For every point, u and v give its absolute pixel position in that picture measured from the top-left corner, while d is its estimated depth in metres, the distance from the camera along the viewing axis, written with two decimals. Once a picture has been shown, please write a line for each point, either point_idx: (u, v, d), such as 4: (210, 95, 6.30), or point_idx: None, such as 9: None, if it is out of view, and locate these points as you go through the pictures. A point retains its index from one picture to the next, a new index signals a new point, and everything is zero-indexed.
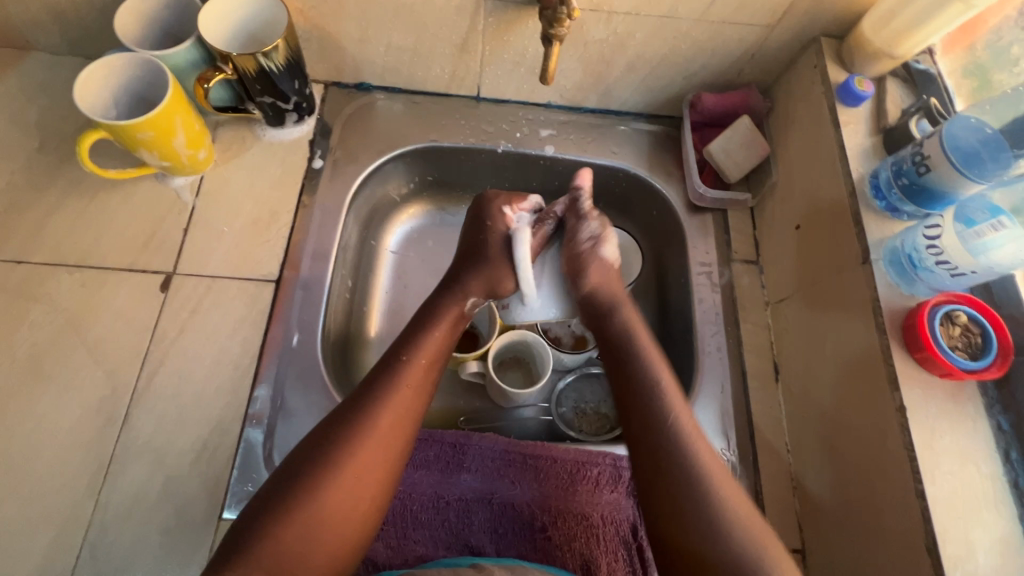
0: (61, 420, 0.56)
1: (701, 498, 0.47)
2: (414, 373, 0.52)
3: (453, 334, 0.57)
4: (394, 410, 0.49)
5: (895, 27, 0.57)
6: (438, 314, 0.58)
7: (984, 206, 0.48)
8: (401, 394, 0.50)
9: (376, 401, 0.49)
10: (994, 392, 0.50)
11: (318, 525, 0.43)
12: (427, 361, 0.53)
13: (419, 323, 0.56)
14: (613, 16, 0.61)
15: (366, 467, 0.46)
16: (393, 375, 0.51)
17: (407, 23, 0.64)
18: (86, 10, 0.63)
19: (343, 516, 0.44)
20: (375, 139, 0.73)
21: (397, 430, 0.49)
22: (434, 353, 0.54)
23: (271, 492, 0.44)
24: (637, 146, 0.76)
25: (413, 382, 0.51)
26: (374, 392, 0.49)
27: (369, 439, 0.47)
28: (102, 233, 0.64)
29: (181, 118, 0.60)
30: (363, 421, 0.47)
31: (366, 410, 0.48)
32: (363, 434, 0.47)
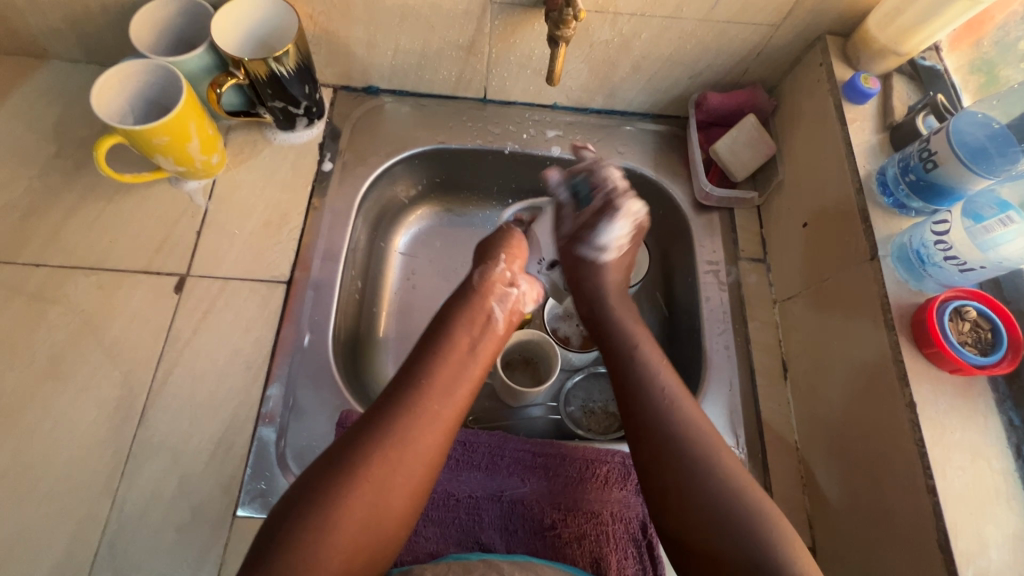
0: (78, 419, 0.57)
1: (697, 462, 0.48)
2: (447, 368, 0.53)
3: (480, 333, 0.57)
4: (426, 405, 0.50)
5: (901, 24, 0.57)
6: (466, 308, 0.58)
7: (992, 202, 0.48)
8: (433, 390, 0.51)
9: (409, 398, 0.50)
10: (1004, 388, 0.50)
11: (352, 518, 0.44)
12: (456, 357, 0.54)
13: (448, 320, 0.57)
14: (619, 18, 0.62)
15: (402, 462, 0.47)
16: (423, 372, 0.52)
17: (415, 27, 0.65)
18: (101, 18, 0.65)
19: (377, 509, 0.45)
20: (383, 141, 0.74)
21: (431, 424, 0.49)
22: (465, 348, 0.55)
23: (304, 488, 0.45)
24: (643, 146, 0.77)
25: (443, 375, 0.52)
26: (405, 390, 0.50)
27: (391, 441, 0.47)
28: (118, 236, 0.65)
29: (195, 124, 0.61)
30: (397, 418, 0.48)
31: (399, 408, 0.49)
32: (395, 430, 0.48)
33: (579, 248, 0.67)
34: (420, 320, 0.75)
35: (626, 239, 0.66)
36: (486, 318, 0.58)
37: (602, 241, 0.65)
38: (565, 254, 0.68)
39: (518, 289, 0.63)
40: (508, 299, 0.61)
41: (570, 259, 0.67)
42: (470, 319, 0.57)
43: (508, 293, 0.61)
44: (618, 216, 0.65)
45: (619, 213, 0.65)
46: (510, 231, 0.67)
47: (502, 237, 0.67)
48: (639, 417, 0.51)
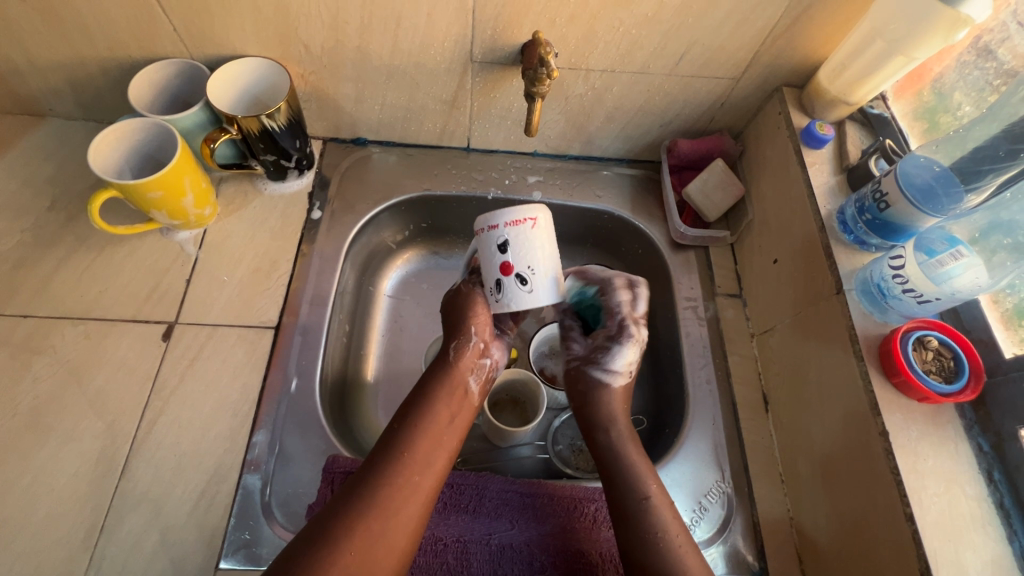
0: (58, 472, 0.56)
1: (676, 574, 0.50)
2: (428, 440, 0.55)
3: (456, 409, 0.58)
4: (405, 477, 0.52)
5: (848, 77, 0.62)
6: (440, 382, 0.59)
7: (943, 237, 0.51)
8: (412, 463, 0.53)
9: (391, 470, 0.52)
10: (971, 414, 0.51)
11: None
12: (435, 428, 0.56)
13: (427, 394, 0.58)
14: (591, 73, 0.67)
15: (381, 535, 0.48)
16: (402, 443, 0.54)
17: (401, 84, 0.69)
18: (101, 79, 0.69)
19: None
20: (370, 189, 0.77)
21: (411, 497, 0.51)
22: (444, 420, 0.57)
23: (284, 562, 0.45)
24: (620, 189, 0.81)
25: (421, 446, 0.54)
26: (384, 463, 0.52)
27: (377, 519, 0.49)
28: (107, 286, 0.66)
29: (189, 178, 0.64)
30: (378, 489, 0.50)
31: (380, 479, 0.51)
32: (373, 503, 0.49)
33: (592, 371, 0.62)
34: (407, 362, 0.76)
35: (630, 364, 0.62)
36: (461, 392, 0.59)
37: (612, 365, 0.61)
38: (575, 381, 0.63)
39: (490, 358, 0.63)
40: (482, 370, 0.62)
41: (576, 384, 0.63)
42: (449, 391, 0.59)
43: (482, 364, 0.62)
44: (624, 344, 0.60)
45: (620, 347, 0.61)
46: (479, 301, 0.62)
47: (464, 305, 0.62)
48: (631, 531, 0.53)
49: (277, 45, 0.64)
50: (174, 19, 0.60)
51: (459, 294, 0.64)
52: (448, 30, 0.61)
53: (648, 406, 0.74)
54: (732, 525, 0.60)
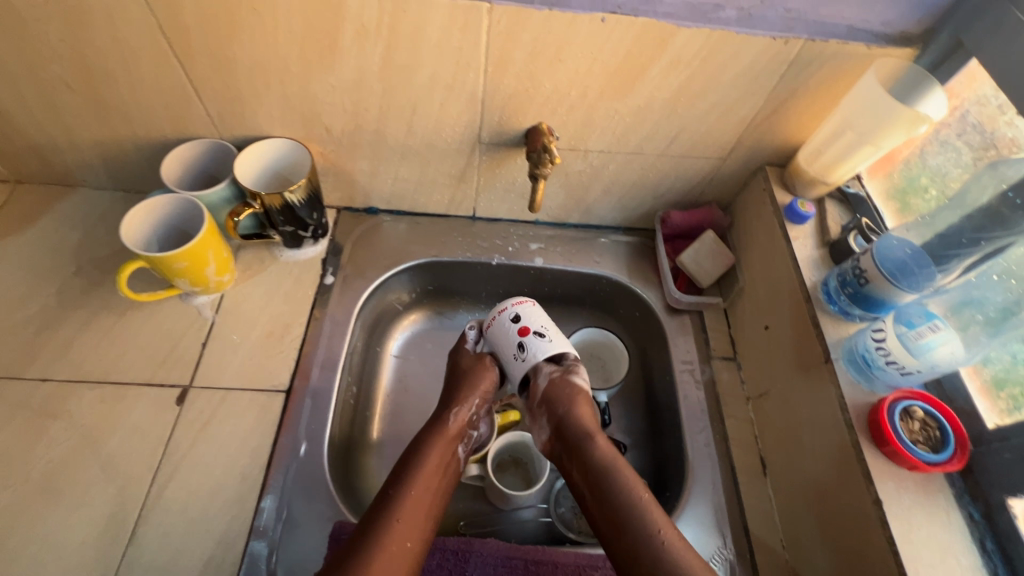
0: (66, 539, 0.56)
1: None
2: (422, 508, 0.58)
3: (445, 475, 0.61)
4: (397, 543, 0.54)
5: (825, 160, 0.67)
6: (435, 446, 0.62)
7: (920, 312, 0.56)
8: (404, 529, 0.55)
9: (384, 535, 0.54)
10: (960, 483, 0.53)
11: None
12: (429, 495, 0.59)
13: (423, 458, 0.61)
14: (589, 153, 0.73)
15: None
16: (399, 505, 0.56)
17: (413, 161, 0.74)
18: (135, 156, 0.74)
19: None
20: (380, 256, 0.82)
21: (401, 562, 0.53)
22: (434, 486, 0.60)
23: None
24: (617, 255, 0.85)
25: (415, 511, 0.57)
26: (376, 528, 0.54)
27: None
28: (126, 350, 0.69)
29: (212, 250, 0.68)
30: (370, 555, 0.52)
31: (373, 544, 0.53)
32: (370, 568, 0.51)
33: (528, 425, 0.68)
34: (412, 423, 0.78)
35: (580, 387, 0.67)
36: (451, 457, 0.63)
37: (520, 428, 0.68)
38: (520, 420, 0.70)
39: (476, 430, 0.68)
40: (469, 440, 0.66)
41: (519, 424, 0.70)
42: (442, 458, 0.62)
43: (470, 435, 0.66)
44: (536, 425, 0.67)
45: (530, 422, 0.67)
46: (488, 368, 0.68)
47: (474, 374, 0.68)
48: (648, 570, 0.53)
49: (301, 127, 0.69)
50: (209, 105, 0.66)
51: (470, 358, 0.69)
52: (459, 116, 0.67)
53: (649, 468, 0.76)
54: None
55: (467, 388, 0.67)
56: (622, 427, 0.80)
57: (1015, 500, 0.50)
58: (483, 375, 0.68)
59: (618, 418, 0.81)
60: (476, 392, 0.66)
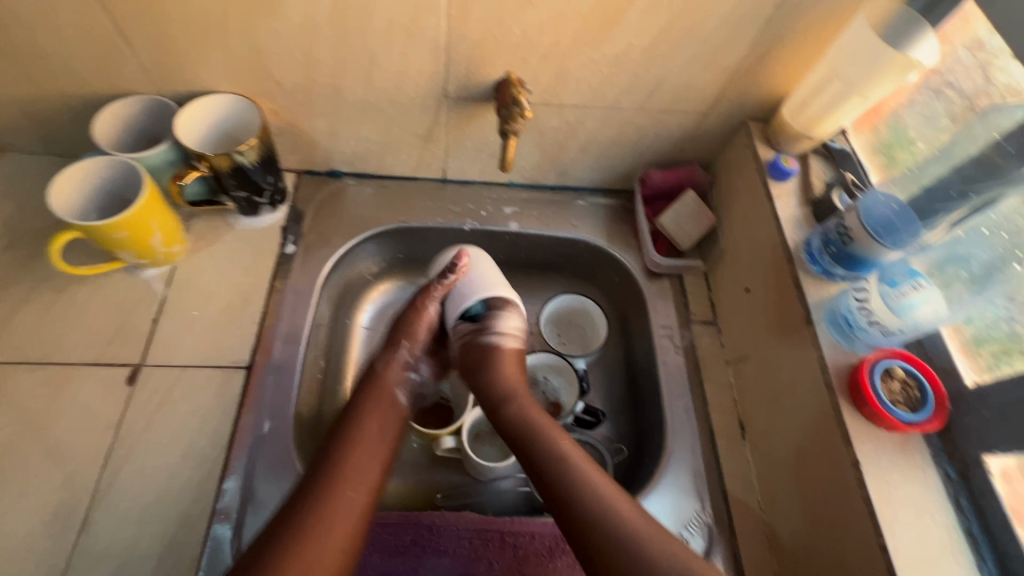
0: (12, 529, 0.53)
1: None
2: (361, 449, 0.56)
3: (387, 417, 0.60)
4: (337, 489, 0.52)
5: (811, 113, 0.64)
6: (368, 392, 0.62)
7: (904, 271, 0.55)
8: (342, 474, 0.53)
9: (322, 484, 0.52)
10: (937, 441, 0.53)
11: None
12: (367, 437, 0.57)
13: (355, 406, 0.60)
14: (564, 108, 0.68)
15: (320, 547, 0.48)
16: (333, 454, 0.55)
17: (375, 118, 0.69)
18: (65, 115, 0.67)
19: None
20: (344, 222, 0.77)
21: (343, 505, 0.51)
22: (373, 429, 0.58)
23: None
24: (595, 218, 0.82)
25: (353, 453, 0.56)
26: (312, 479, 0.53)
27: (308, 534, 0.48)
28: (69, 328, 0.64)
29: (157, 219, 0.62)
30: (309, 505, 0.50)
31: (311, 494, 0.51)
32: (312, 517, 0.50)
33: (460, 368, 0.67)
34: None
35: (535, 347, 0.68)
36: (390, 402, 0.61)
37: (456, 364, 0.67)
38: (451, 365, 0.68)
39: (418, 372, 0.67)
40: (408, 383, 0.65)
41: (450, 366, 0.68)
42: (377, 401, 0.61)
43: (409, 376, 0.66)
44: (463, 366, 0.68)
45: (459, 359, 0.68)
46: (418, 311, 0.68)
47: (405, 319, 0.68)
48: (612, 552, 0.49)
49: (248, 81, 0.63)
50: (142, 56, 0.60)
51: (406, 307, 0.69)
52: (422, 67, 0.62)
53: (628, 435, 0.75)
54: (713, 557, 0.60)
55: (398, 336, 0.67)
56: (601, 394, 0.78)
57: (991, 457, 0.49)
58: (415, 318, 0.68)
59: (596, 385, 0.79)
60: (404, 335, 0.67)
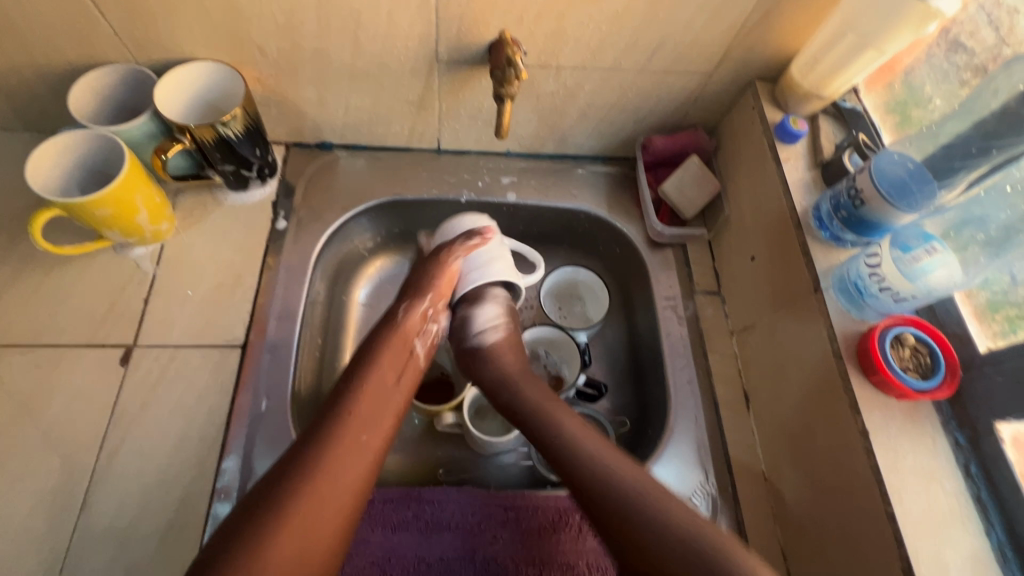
0: (12, 511, 0.53)
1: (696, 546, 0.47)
2: (373, 397, 0.54)
3: (403, 366, 0.58)
4: (352, 436, 0.51)
5: (821, 71, 0.61)
6: (387, 339, 0.59)
7: (917, 233, 0.52)
8: (356, 422, 0.52)
9: (334, 430, 0.51)
10: (948, 409, 0.51)
11: (281, 563, 0.44)
12: (383, 382, 0.56)
13: (373, 351, 0.57)
14: (562, 71, 0.65)
15: (330, 496, 0.48)
16: (349, 399, 0.53)
17: (364, 85, 0.66)
18: (40, 87, 0.64)
19: (304, 543, 0.45)
20: (337, 196, 0.74)
21: (357, 453, 0.51)
22: (390, 379, 0.56)
23: (231, 531, 0.44)
24: (596, 187, 0.79)
25: (370, 400, 0.54)
26: (327, 421, 0.52)
27: (321, 476, 0.48)
28: (58, 309, 0.62)
29: (140, 195, 0.60)
30: (322, 449, 0.49)
31: (324, 439, 0.50)
32: (324, 459, 0.49)
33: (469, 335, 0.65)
34: None
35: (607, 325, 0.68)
36: (406, 351, 0.59)
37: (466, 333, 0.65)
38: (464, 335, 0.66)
39: (438, 324, 0.64)
40: (427, 334, 0.62)
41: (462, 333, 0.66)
42: (394, 351, 0.58)
43: (429, 329, 0.62)
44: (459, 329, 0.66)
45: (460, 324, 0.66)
46: (445, 262, 0.62)
47: (430, 267, 0.62)
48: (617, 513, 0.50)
49: (229, 47, 0.60)
50: (115, 22, 0.56)
51: (437, 253, 0.63)
52: (411, 29, 0.58)
53: (630, 407, 0.74)
54: None
55: (422, 282, 0.62)
56: (603, 367, 0.77)
57: (1003, 424, 0.48)
58: (442, 270, 0.62)
59: (598, 358, 0.78)
60: (428, 286, 0.61)
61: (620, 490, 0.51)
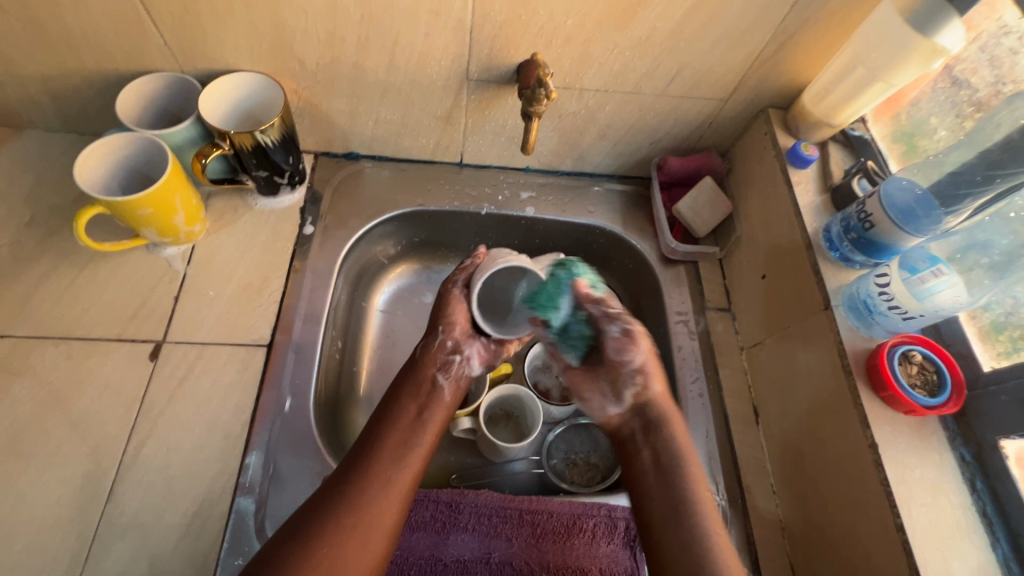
0: (39, 499, 0.54)
1: None
2: (400, 433, 0.55)
3: (427, 402, 0.59)
4: (381, 474, 0.52)
5: (833, 100, 0.64)
6: (410, 378, 0.60)
7: (924, 256, 0.54)
8: (386, 460, 0.53)
9: (366, 468, 0.51)
10: (953, 425, 0.53)
11: None
12: (410, 419, 0.57)
13: (397, 392, 0.59)
14: (585, 93, 0.68)
15: (359, 535, 0.48)
16: (379, 437, 0.54)
17: (395, 100, 0.69)
18: (86, 92, 0.67)
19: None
20: (362, 205, 0.77)
21: (386, 492, 0.51)
22: (415, 414, 0.57)
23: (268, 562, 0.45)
24: (611, 205, 0.82)
25: (399, 439, 0.55)
26: (360, 457, 0.52)
27: (353, 516, 0.48)
28: (91, 304, 0.64)
29: (179, 196, 0.63)
30: (353, 487, 0.50)
31: (355, 476, 0.51)
32: (357, 499, 0.49)
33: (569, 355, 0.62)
34: None
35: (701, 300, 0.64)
36: (429, 385, 0.60)
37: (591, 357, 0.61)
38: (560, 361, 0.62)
39: (462, 355, 0.62)
40: (451, 367, 0.62)
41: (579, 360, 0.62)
42: (415, 388, 0.59)
43: (452, 360, 0.62)
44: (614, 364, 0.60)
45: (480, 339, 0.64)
46: (449, 296, 0.64)
47: (442, 301, 0.64)
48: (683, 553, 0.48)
49: (272, 60, 0.63)
50: (167, 34, 0.60)
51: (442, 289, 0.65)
52: (445, 49, 0.62)
53: None
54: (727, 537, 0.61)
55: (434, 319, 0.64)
56: None
57: (1007, 440, 0.50)
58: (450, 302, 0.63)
59: None
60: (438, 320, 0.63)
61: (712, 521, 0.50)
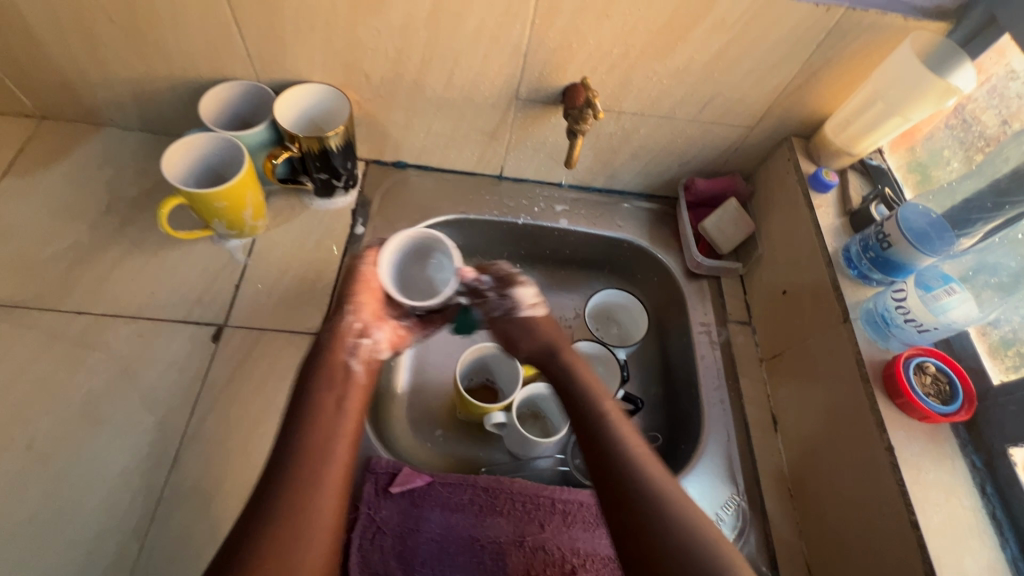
0: (110, 463, 0.58)
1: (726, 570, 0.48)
2: (317, 425, 0.56)
3: (338, 389, 0.60)
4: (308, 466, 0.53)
5: (853, 131, 0.70)
6: (317, 365, 0.61)
7: (937, 275, 0.59)
8: (308, 452, 0.54)
9: (296, 461, 0.53)
10: (965, 434, 0.57)
11: None
12: (318, 410, 0.58)
13: (311, 381, 0.59)
14: (622, 115, 0.74)
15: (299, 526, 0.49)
16: (296, 429, 0.55)
17: (448, 114, 0.75)
18: (168, 95, 0.73)
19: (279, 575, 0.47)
20: (408, 210, 0.83)
21: (320, 484, 0.52)
22: (333, 404, 0.58)
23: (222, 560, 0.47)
24: (640, 221, 0.87)
25: (314, 431, 0.56)
26: (288, 451, 0.54)
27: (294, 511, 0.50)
28: (160, 288, 0.69)
29: (251, 193, 0.68)
30: (290, 480, 0.51)
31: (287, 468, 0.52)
32: (292, 492, 0.51)
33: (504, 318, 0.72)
34: (438, 373, 0.81)
35: (538, 296, 0.73)
36: (342, 372, 0.61)
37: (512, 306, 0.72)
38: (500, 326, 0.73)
39: (370, 337, 0.65)
40: (360, 349, 0.64)
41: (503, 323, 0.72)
42: (330, 376, 0.60)
43: (361, 343, 0.64)
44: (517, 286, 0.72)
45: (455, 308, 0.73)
46: (358, 276, 0.65)
47: (351, 282, 0.65)
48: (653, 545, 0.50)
49: (341, 74, 0.70)
50: (251, 46, 0.66)
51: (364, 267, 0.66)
52: (499, 71, 0.68)
53: (663, 424, 0.79)
54: (747, 535, 0.64)
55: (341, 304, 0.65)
56: (638, 385, 0.83)
57: (1016, 449, 0.54)
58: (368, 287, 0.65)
59: (635, 377, 0.84)
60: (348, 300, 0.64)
61: (656, 516, 0.51)
